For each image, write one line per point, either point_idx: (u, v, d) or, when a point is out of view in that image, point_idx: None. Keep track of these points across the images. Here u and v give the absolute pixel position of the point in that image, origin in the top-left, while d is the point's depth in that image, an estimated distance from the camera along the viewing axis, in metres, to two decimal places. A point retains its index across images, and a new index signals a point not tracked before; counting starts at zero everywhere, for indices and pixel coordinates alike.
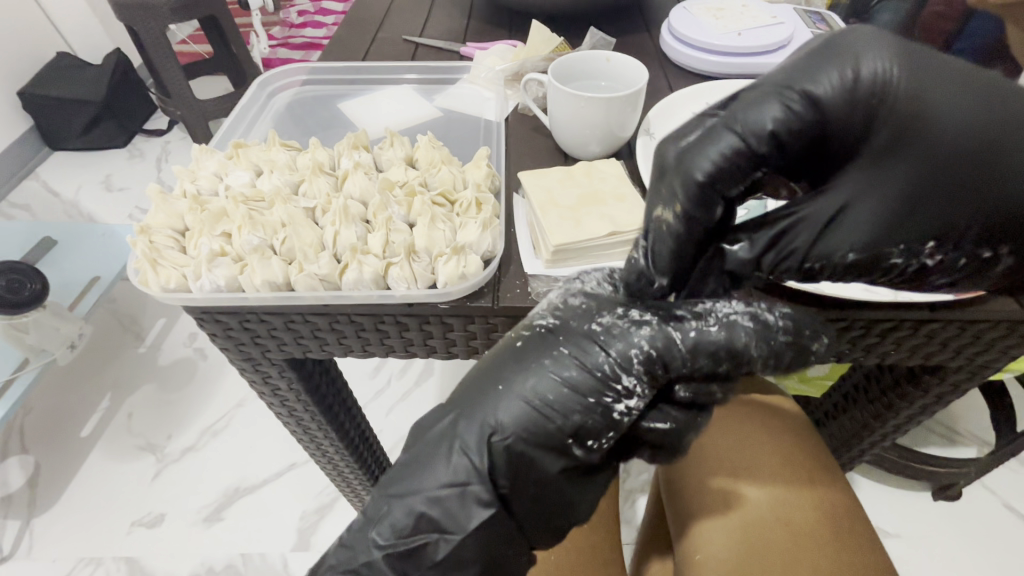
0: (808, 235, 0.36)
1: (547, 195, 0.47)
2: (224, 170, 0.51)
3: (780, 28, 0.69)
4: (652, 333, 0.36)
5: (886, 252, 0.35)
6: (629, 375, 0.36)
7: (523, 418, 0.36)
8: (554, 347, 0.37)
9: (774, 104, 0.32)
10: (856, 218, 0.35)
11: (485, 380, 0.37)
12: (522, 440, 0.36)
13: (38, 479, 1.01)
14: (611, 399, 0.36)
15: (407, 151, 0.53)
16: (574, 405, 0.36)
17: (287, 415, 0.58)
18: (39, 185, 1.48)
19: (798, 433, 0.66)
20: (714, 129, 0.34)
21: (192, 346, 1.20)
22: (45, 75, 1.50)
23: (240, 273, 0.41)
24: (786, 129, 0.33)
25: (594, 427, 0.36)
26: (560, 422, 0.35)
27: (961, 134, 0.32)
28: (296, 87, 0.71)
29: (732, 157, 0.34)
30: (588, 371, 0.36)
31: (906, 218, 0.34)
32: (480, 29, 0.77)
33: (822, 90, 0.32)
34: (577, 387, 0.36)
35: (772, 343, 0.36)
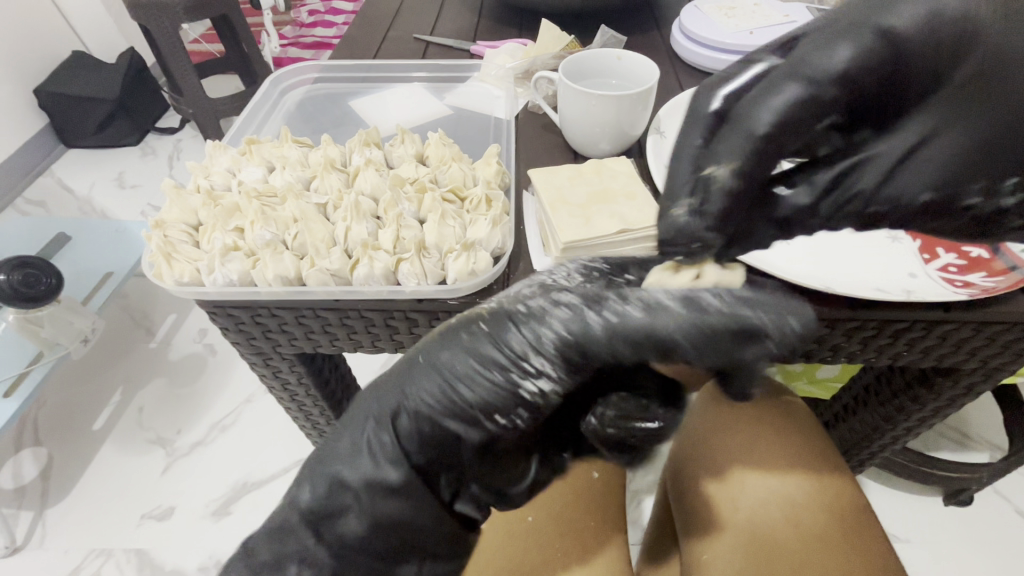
0: (869, 180, 0.38)
1: (556, 192, 0.47)
2: (237, 166, 0.51)
3: (793, 26, 0.69)
4: (567, 316, 0.34)
5: (958, 196, 0.36)
6: (537, 356, 0.34)
7: (437, 392, 0.36)
8: (475, 330, 0.36)
9: (847, 44, 0.34)
10: (925, 158, 0.36)
11: (424, 362, 0.36)
12: (432, 411, 0.36)
13: (51, 471, 1.02)
14: (517, 377, 0.34)
15: (417, 148, 0.53)
16: (491, 385, 0.35)
17: (296, 410, 0.59)
18: (54, 182, 1.50)
19: (810, 435, 0.65)
20: (775, 80, 0.35)
21: (201, 342, 1.21)
22: (62, 74, 1.52)
23: (253, 268, 0.42)
24: (860, 69, 0.34)
25: (501, 404, 0.35)
26: (467, 394, 0.35)
27: None
28: (307, 84, 0.71)
29: (800, 105, 0.35)
30: (498, 347, 0.35)
31: (983, 162, 0.35)
32: (489, 28, 0.77)
33: (895, 26, 0.33)
34: (484, 363, 0.35)
35: (705, 329, 0.31)
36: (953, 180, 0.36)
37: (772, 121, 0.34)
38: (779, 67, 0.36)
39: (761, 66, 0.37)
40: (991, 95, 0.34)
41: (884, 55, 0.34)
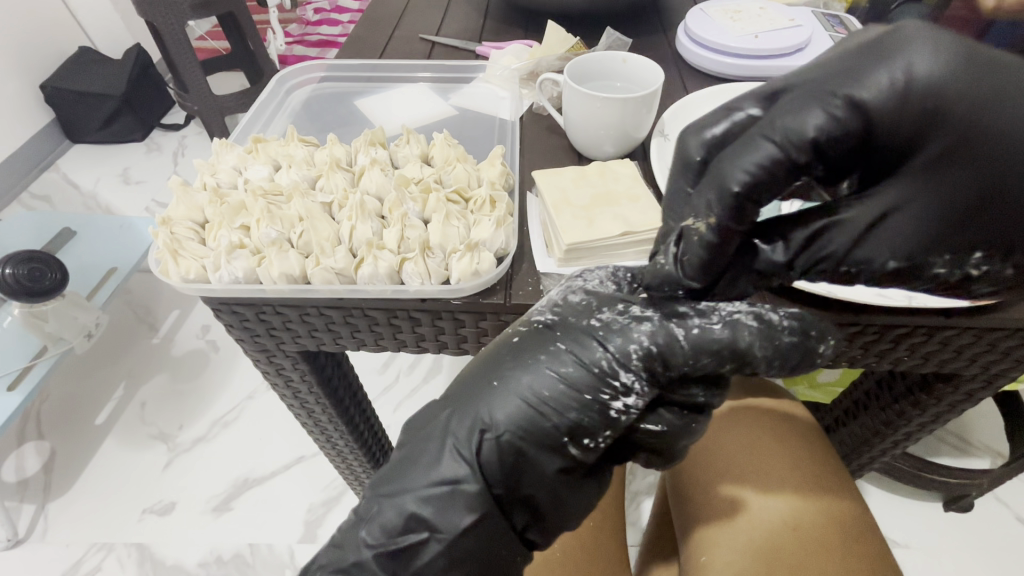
0: (844, 241, 0.33)
1: (560, 194, 0.48)
2: (244, 164, 0.51)
3: (799, 31, 0.69)
4: (652, 329, 0.36)
5: (929, 264, 0.32)
6: (626, 371, 0.35)
7: (518, 416, 0.35)
8: (543, 352, 0.37)
9: (815, 111, 0.30)
10: (904, 224, 0.31)
11: (497, 388, 0.37)
12: (512, 434, 0.35)
13: (53, 465, 1.03)
14: (608, 397, 0.35)
15: (422, 149, 0.53)
16: (569, 402, 0.35)
17: (298, 408, 0.59)
18: (58, 177, 1.51)
19: (810, 439, 0.66)
20: (750, 137, 0.32)
21: (204, 338, 1.22)
22: (68, 69, 1.53)
23: (258, 266, 0.42)
24: (828, 138, 0.30)
25: (591, 425, 0.35)
26: (555, 420, 0.35)
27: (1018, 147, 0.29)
28: (313, 84, 0.71)
29: (770, 167, 0.32)
30: (585, 367, 0.36)
31: (952, 231, 0.31)
32: (495, 29, 0.78)
33: (867, 94, 0.29)
34: (573, 384, 0.35)
35: (776, 344, 0.35)
36: (923, 249, 0.32)
37: (745, 186, 0.32)
38: (758, 124, 0.33)
39: (741, 116, 0.35)
40: (955, 150, 0.29)
41: (856, 121, 0.30)
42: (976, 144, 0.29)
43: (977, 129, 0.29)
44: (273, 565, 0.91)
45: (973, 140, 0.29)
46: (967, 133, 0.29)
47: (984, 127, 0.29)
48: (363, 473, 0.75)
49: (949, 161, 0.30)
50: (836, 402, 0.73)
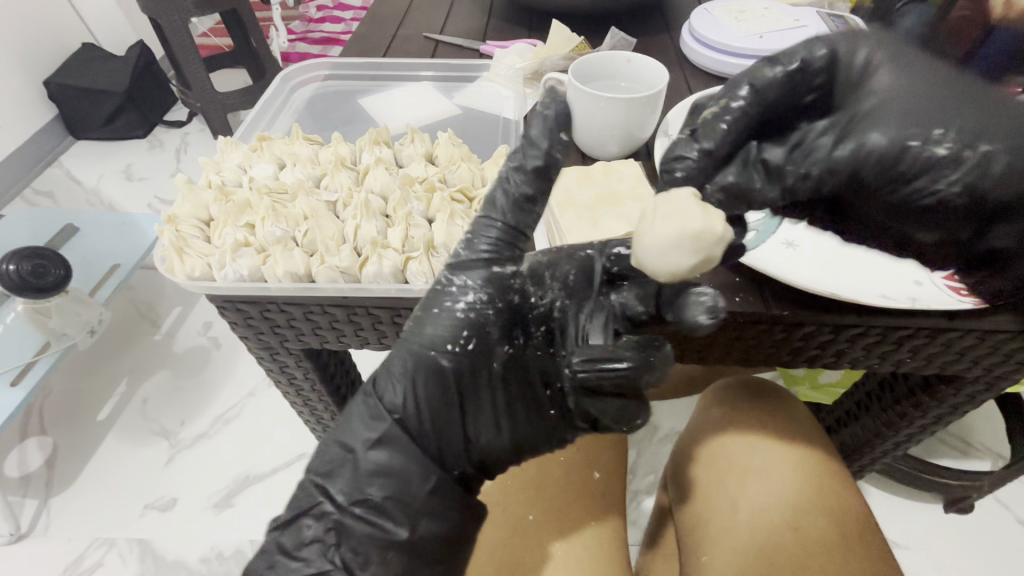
0: (819, 152, 0.35)
1: (565, 194, 0.48)
2: (249, 162, 0.51)
3: (804, 31, 0.69)
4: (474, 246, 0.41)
5: (910, 146, 0.32)
6: (461, 281, 0.39)
7: (397, 350, 0.39)
8: (498, 244, 0.39)
9: (767, 69, 0.37)
10: (874, 120, 0.34)
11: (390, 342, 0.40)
12: (397, 362, 0.38)
13: (56, 460, 1.04)
14: (452, 304, 0.38)
15: (427, 148, 0.53)
16: (428, 319, 0.39)
17: (301, 405, 0.60)
18: (61, 173, 1.51)
19: (813, 441, 0.65)
20: (725, 94, 0.38)
21: (206, 334, 1.22)
22: (71, 65, 1.53)
23: (264, 264, 0.42)
24: (772, 90, 0.37)
25: (449, 332, 0.38)
26: (422, 335, 0.38)
27: (932, 62, 0.34)
28: (318, 82, 0.71)
29: (736, 114, 0.37)
30: (433, 294, 0.40)
31: (917, 114, 0.33)
32: (499, 28, 0.78)
33: (811, 52, 0.37)
34: (427, 305, 0.39)
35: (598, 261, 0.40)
36: (903, 132, 0.33)
37: (747, 92, 0.37)
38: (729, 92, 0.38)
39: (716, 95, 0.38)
40: (901, 68, 0.34)
41: (817, 62, 0.37)
42: (917, 70, 0.34)
43: (914, 62, 0.35)
44: None
45: (913, 64, 0.34)
46: (908, 63, 0.35)
47: (919, 62, 0.35)
48: None
49: (899, 75, 0.34)
50: (838, 402, 0.73)
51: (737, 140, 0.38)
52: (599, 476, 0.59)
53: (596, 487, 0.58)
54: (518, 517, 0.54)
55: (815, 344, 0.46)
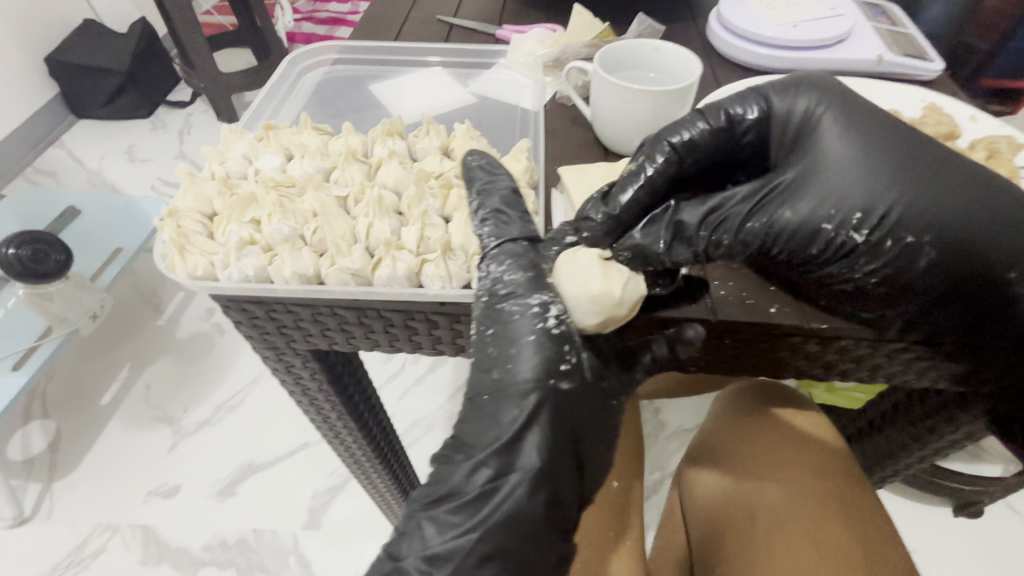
0: (737, 219, 0.41)
1: (589, 193, 0.45)
2: (254, 152, 0.48)
3: (840, 21, 0.65)
4: (512, 265, 0.39)
5: (822, 230, 0.39)
6: (535, 303, 0.37)
7: (515, 388, 0.37)
8: (528, 270, 0.38)
9: (692, 126, 0.43)
10: (802, 201, 0.40)
11: (478, 388, 0.39)
12: (524, 397, 0.37)
13: (59, 444, 1.03)
14: (544, 324, 0.37)
15: (443, 140, 0.50)
16: (525, 349, 0.37)
17: (308, 404, 0.58)
18: (63, 153, 1.48)
19: (826, 448, 0.63)
20: (655, 145, 0.43)
21: (209, 320, 1.20)
22: (72, 42, 1.49)
23: (270, 264, 0.39)
24: (701, 142, 0.43)
25: (555, 353, 0.37)
26: (531, 366, 0.36)
27: (862, 141, 0.41)
28: (326, 66, 0.68)
29: (669, 163, 0.42)
30: (507, 326, 0.37)
31: (842, 200, 0.39)
32: (516, 12, 0.74)
33: (738, 112, 0.44)
34: (515, 337, 0.37)
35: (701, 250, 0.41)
36: (825, 211, 0.39)
37: (682, 141, 0.43)
38: (658, 143, 0.43)
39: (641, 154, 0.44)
40: (830, 146, 0.41)
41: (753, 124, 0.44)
42: (847, 146, 0.41)
43: (844, 140, 0.41)
44: (277, 551, 0.90)
45: (842, 144, 0.41)
46: (838, 142, 0.41)
47: (848, 139, 0.41)
48: (374, 473, 0.73)
49: (830, 155, 0.41)
50: (863, 410, 0.69)
51: (655, 197, 0.42)
52: (619, 485, 0.57)
53: (615, 497, 0.56)
54: None
55: (850, 359, 0.43)
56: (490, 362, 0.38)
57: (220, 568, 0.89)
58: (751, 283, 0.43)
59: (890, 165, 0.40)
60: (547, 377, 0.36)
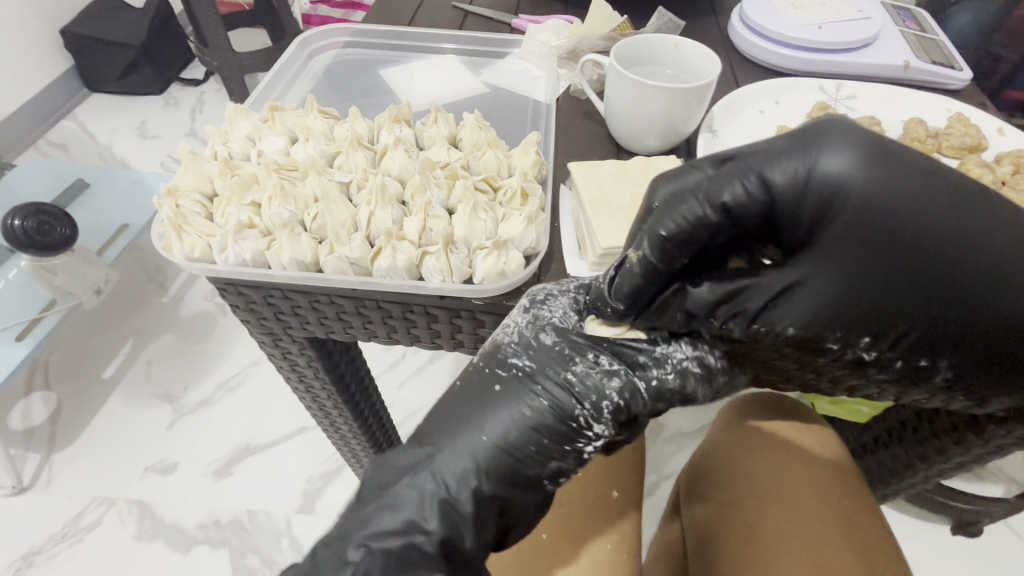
0: (757, 303, 0.35)
1: (598, 190, 0.44)
2: (258, 134, 0.47)
3: (868, 23, 0.62)
4: (620, 384, 0.37)
5: (823, 339, 0.35)
6: (599, 424, 0.37)
7: (502, 464, 0.38)
8: (627, 396, 0.37)
9: (683, 210, 0.33)
10: (808, 303, 0.34)
11: (468, 440, 0.38)
12: (495, 484, 0.38)
13: (60, 416, 1.03)
14: (581, 445, 0.38)
15: (451, 129, 0.49)
16: (547, 452, 0.38)
17: (304, 391, 0.57)
18: (75, 126, 1.48)
19: (842, 475, 0.61)
20: (682, 194, 0.33)
21: (212, 301, 1.20)
22: (89, 15, 1.49)
23: (268, 249, 0.38)
24: (700, 232, 0.33)
25: (567, 468, 0.38)
26: (538, 467, 0.38)
27: (909, 229, 0.30)
28: (338, 49, 0.66)
29: (690, 225, 0.33)
30: (561, 419, 0.37)
31: (847, 320, 0.33)
32: (533, 2, 0.72)
33: (729, 198, 0.32)
34: (545, 432, 0.37)
35: (713, 384, 0.40)
36: (837, 323, 0.34)
37: (670, 233, 0.33)
38: (697, 188, 0.33)
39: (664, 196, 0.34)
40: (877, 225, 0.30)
41: (764, 200, 0.31)
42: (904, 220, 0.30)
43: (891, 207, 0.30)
44: (270, 534, 0.91)
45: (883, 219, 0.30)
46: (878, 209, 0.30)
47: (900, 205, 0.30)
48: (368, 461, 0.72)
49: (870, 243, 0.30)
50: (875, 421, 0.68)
51: (652, 289, 0.36)
52: (619, 495, 0.55)
53: (613, 509, 0.54)
54: (530, 536, 0.51)
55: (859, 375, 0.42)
56: (488, 427, 0.38)
57: (212, 547, 0.89)
58: None
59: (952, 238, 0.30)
60: (537, 481, 0.39)
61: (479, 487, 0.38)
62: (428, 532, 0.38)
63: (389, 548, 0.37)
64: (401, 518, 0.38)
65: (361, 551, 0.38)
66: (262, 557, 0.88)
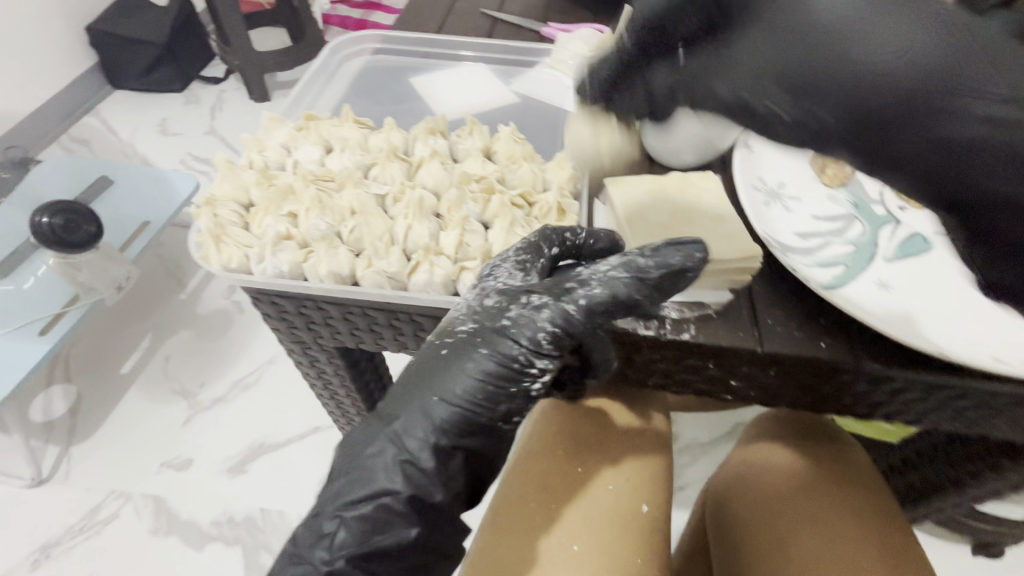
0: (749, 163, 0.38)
1: (635, 205, 0.43)
2: (293, 143, 0.47)
3: None
4: (551, 313, 0.36)
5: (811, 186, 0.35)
6: (541, 358, 0.36)
7: (456, 418, 0.36)
8: (562, 321, 0.36)
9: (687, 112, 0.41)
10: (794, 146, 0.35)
11: (419, 401, 0.37)
12: (450, 436, 0.36)
13: (79, 409, 1.04)
14: (528, 383, 0.37)
15: (485, 141, 0.49)
16: (494, 395, 0.36)
17: (328, 397, 0.57)
18: (98, 122, 1.50)
19: (849, 483, 0.61)
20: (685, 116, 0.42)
21: (229, 298, 1.20)
22: (115, 14, 1.51)
23: (305, 261, 0.39)
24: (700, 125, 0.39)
25: (520, 407, 0.37)
26: (489, 412, 0.36)
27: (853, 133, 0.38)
28: (368, 55, 0.66)
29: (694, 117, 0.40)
30: (501, 362, 0.36)
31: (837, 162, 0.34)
32: (563, 10, 0.72)
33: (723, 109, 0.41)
34: (491, 378, 0.36)
35: (651, 290, 0.37)
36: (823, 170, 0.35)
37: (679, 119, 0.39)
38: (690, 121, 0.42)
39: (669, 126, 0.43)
40: (811, 32, 0.23)
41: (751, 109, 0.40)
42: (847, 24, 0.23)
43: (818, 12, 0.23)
44: (283, 533, 0.91)
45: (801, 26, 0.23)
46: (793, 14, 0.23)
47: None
48: None
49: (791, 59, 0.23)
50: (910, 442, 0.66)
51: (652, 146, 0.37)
52: (648, 509, 0.54)
53: (643, 523, 0.53)
54: (562, 549, 0.50)
55: (897, 402, 0.41)
56: (434, 384, 0.37)
57: (226, 544, 0.89)
58: (799, 314, 0.41)
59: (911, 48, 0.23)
60: (493, 425, 0.37)
61: (438, 442, 0.36)
62: (397, 494, 0.35)
63: (361, 517, 0.35)
64: (368, 489, 0.35)
65: (337, 523, 0.35)
66: (275, 555, 0.88)
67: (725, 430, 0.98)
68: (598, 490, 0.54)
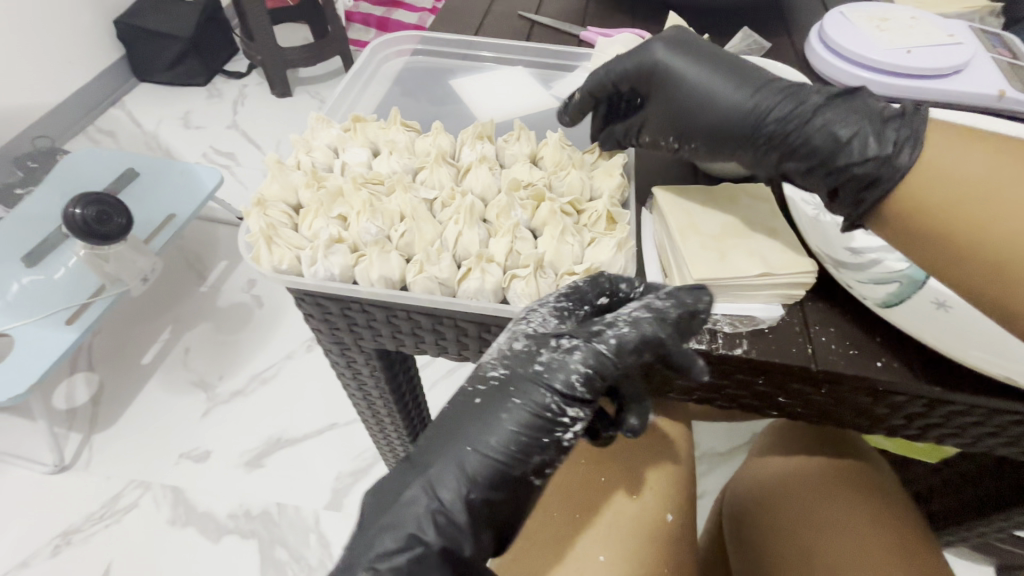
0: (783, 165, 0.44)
1: (686, 217, 0.43)
2: (341, 145, 0.48)
3: (958, 50, 0.58)
4: (583, 355, 0.37)
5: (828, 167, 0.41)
6: (573, 405, 0.37)
7: (490, 470, 0.36)
8: (592, 365, 0.36)
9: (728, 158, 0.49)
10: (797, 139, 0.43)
11: (449, 454, 0.37)
12: (484, 489, 0.36)
13: (101, 398, 1.06)
14: (561, 433, 0.37)
15: (532, 147, 0.49)
16: (529, 446, 0.36)
17: (359, 397, 0.57)
18: (123, 114, 1.52)
19: (860, 483, 0.59)
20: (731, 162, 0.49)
21: (249, 292, 1.21)
22: (144, 8, 1.53)
23: (356, 265, 0.40)
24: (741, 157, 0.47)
25: (551, 459, 0.37)
26: (523, 465, 0.36)
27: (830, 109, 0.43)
28: (406, 56, 0.66)
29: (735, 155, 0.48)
30: (536, 413, 0.36)
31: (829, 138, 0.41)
32: (600, 15, 0.71)
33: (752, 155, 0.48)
34: (526, 428, 0.36)
35: (672, 327, 0.37)
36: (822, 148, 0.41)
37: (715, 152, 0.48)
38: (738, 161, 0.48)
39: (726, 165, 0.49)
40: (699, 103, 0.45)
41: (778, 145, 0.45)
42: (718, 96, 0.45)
43: (709, 96, 0.45)
44: (298, 528, 0.91)
45: (702, 106, 0.45)
46: (699, 99, 0.45)
47: (718, 90, 0.45)
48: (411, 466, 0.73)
49: (690, 120, 0.46)
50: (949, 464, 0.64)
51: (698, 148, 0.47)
52: (673, 519, 0.53)
53: (668, 532, 0.52)
54: (589, 559, 0.49)
55: (954, 424, 0.40)
56: (465, 437, 0.37)
57: (242, 537, 0.90)
58: (856, 332, 0.40)
59: (765, 109, 0.43)
60: (526, 478, 0.37)
61: (471, 495, 0.36)
62: (429, 544, 0.35)
63: (396, 567, 0.34)
64: (403, 535, 0.35)
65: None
66: (290, 550, 0.89)
67: (742, 440, 0.97)
68: (617, 505, 0.53)
